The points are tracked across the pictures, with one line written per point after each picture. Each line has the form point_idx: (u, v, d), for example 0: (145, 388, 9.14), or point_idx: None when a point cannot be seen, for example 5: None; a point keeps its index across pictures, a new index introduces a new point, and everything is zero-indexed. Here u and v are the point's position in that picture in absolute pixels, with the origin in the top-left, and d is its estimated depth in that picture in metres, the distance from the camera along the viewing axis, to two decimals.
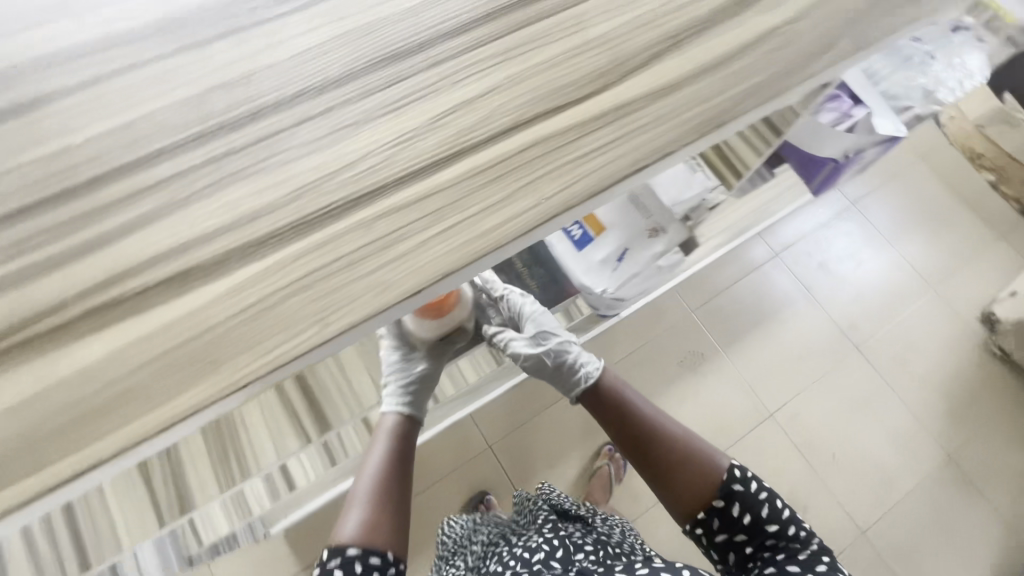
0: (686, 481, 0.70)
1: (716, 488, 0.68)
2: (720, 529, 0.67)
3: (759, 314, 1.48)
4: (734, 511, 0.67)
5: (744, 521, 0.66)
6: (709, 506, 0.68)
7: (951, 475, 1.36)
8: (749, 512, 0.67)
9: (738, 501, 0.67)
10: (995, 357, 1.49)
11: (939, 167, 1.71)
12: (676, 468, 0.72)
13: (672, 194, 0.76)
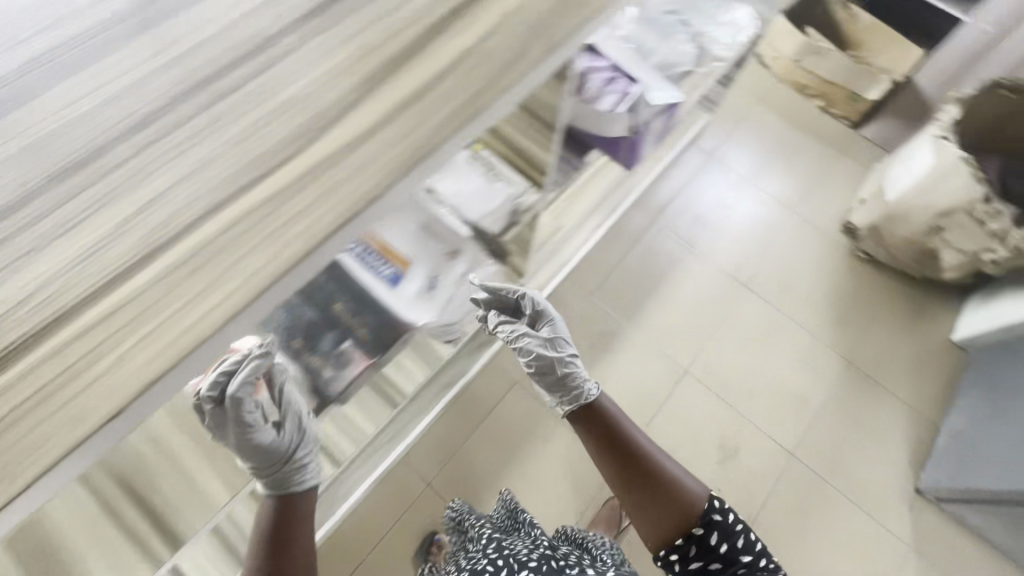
0: (664, 507, 0.72)
1: (695, 518, 0.71)
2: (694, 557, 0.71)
3: (653, 281, 1.55)
4: (711, 540, 0.70)
5: (719, 548, 0.70)
6: (688, 534, 0.71)
7: (852, 378, 1.47)
8: (725, 540, 0.70)
9: (715, 529, 0.71)
10: (863, 261, 1.63)
11: (776, 104, 1.86)
12: (659, 496, 0.72)
13: (478, 208, 0.76)
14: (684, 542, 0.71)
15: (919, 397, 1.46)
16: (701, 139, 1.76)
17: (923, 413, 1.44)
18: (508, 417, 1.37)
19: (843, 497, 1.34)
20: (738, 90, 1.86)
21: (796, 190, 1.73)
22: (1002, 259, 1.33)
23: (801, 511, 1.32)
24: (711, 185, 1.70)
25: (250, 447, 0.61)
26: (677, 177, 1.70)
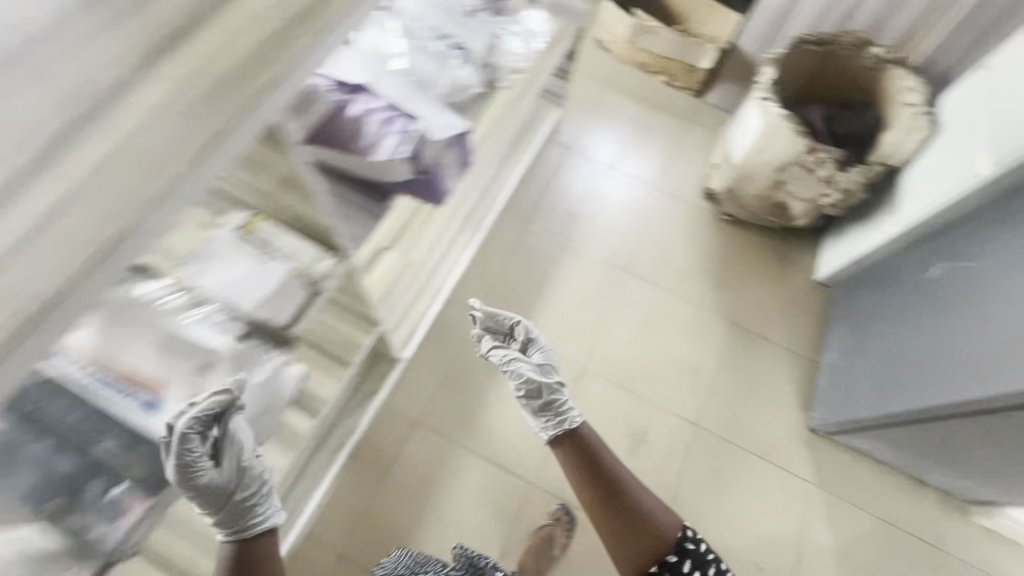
0: (645, 540, 0.95)
1: (672, 546, 0.94)
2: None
3: (535, 286, 1.55)
4: (684, 562, 0.94)
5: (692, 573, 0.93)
6: (664, 561, 0.94)
7: (736, 337, 1.54)
8: (697, 566, 0.93)
9: (689, 558, 0.94)
10: (728, 223, 1.71)
11: (624, 85, 1.91)
12: (641, 530, 0.96)
13: (249, 292, 0.76)
14: (662, 568, 0.94)
15: (798, 340, 1.56)
16: (559, 132, 1.79)
17: (803, 355, 1.54)
18: (414, 460, 1.31)
19: (747, 452, 1.40)
20: (586, 78, 1.91)
21: (657, 165, 1.79)
22: (838, 200, 1.43)
23: (711, 476, 1.36)
24: (575, 176, 1.73)
25: (194, 487, 0.68)
26: (542, 174, 1.72)
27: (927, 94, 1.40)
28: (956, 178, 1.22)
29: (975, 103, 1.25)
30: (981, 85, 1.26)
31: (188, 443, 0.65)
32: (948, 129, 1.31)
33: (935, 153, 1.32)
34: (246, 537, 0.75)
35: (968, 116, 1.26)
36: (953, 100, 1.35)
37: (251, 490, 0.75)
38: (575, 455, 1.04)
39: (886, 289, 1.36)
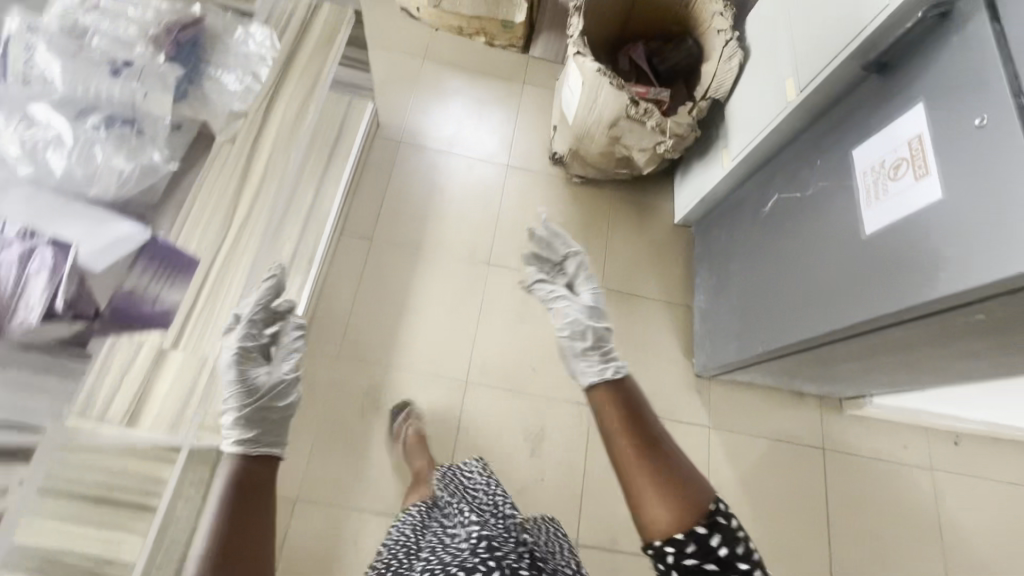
0: (674, 504, 0.73)
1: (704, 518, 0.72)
2: (691, 553, 0.72)
3: (397, 305, 1.42)
4: (716, 539, 0.72)
5: (716, 549, 0.71)
6: (692, 530, 0.72)
7: (611, 302, 1.52)
8: (722, 542, 0.72)
9: (717, 531, 0.72)
10: (581, 185, 1.65)
11: (444, 55, 1.74)
12: (677, 495, 0.74)
13: None
14: (691, 541, 0.72)
15: (670, 288, 1.56)
16: (384, 124, 1.61)
17: (678, 302, 1.55)
18: (307, 539, 1.19)
19: None
20: (401, 54, 1.71)
21: (499, 137, 1.67)
22: (673, 146, 1.39)
23: None
24: (415, 170, 1.58)
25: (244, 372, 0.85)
26: (376, 177, 1.55)
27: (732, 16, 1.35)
28: (769, 106, 1.19)
29: (775, 23, 1.22)
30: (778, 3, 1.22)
31: (254, 327, 0.89)
32: (757, 52, 1.28)
33: (750, 80, 1.28)
34: (259, 451, 0.77)
35: (771, 38, 1.23)
36: (756, 21, 1.31)
37: (284, 402, 0.86)
38: (616, 399, 0.84)
39: (734, 225, 1.36)
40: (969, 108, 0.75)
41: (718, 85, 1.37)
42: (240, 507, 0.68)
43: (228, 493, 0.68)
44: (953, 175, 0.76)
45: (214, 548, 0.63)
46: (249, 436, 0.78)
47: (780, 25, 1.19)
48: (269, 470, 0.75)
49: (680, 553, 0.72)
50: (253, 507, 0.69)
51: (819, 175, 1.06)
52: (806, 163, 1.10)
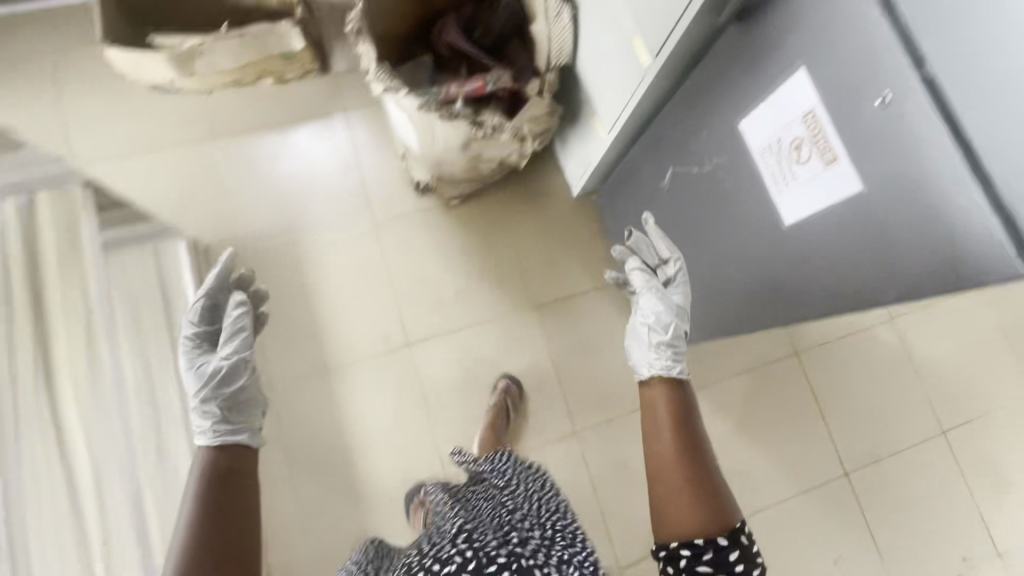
0: (702, 510, 0.78)
1: (722, 529, 0.77)
2: (707, 560, 0.75)
3: (336, 438, 1.27)
4: (732, 555, 0.76)
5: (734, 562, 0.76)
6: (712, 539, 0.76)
7: (548, 316, 1.40)
8: (742, 559, 0.76)
9: (739, 547, 0.76)
10: (463, 203, 1.42)
11: (236, 122, 1.41)
12: (704, 508, 0.78)
13: None
14: (709, 548, 0.75)
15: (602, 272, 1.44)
16: (214, 245, 1.32)
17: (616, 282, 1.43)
18: None
19: (630, 413, 1.36)
20: (184, 144, 1.37)
21: (350, 191, 1.41)
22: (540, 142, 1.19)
23: (615, 461, 1.33)
24: (279, 280, 1.34)
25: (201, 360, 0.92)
26: None
27: None
28: (625, 71, 0.99)
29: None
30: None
31: (197, 316, 0.96)
32: (588, 2, 1.05)
33: (592, 38, 1.07)
34: (227, 439, 0.80)
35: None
36: None
37: (238, 387, 0.89)
38: (672, 395, 0.90)
39: (638, 197, 1.21)
40: (864, 79, 0.61)
41: (559, 51, 1.14)
42: (227, 503, 0.72)
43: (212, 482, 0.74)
44: (868, 160, 0.64)
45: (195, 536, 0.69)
46: (208, 420, 0.82)
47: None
48: (239, 454, 0.80)
49: (695, 556, 0.76)
50: (232, 514, 0.72)
51: (710, 147, 0.91)
52: (692, 134, 0.94)
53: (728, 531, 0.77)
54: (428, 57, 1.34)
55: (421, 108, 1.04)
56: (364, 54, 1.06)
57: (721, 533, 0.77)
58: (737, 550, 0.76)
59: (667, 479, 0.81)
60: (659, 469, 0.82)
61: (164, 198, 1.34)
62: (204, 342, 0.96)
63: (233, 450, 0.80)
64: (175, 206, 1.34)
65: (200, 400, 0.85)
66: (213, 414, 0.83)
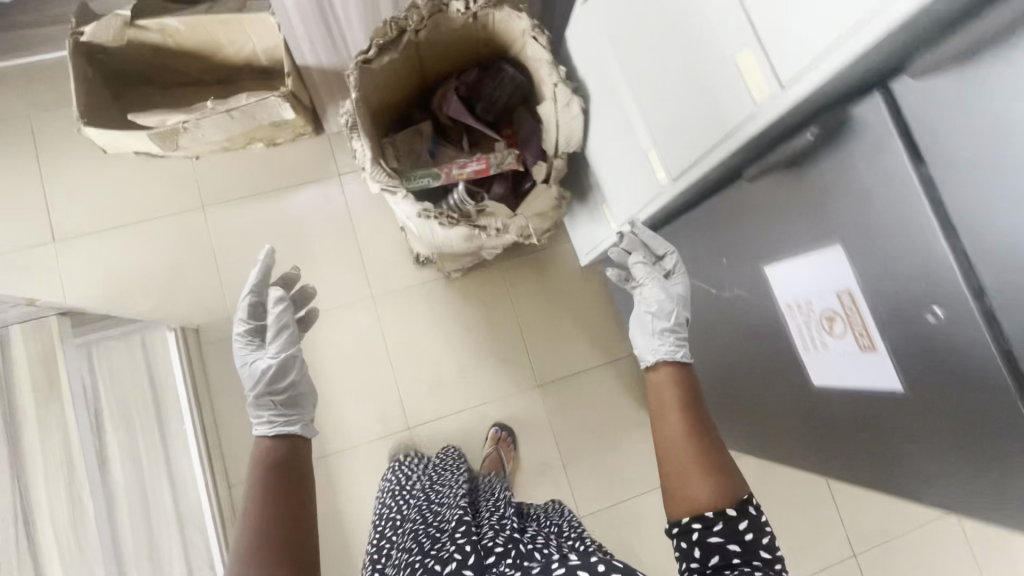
0: (709, 487, 0.70)
1: (732, 502, 0.69)
2: (719, 530, 0.67)
3: (335, 526, 1.23)
4: (743, 525, 0.67)
5: (745, 536, 0.68)
6: (723, 513, 0.68)
7: (552, 394, 1.36)
8: (752, 530, 0.68)
9: (749, 518, 0.68)
10: (464, 275, 1.37)
11: (227, 188, 1.33)
12: (712, 479, 0.70)
13: None
14: (718, 519, 0.68)
15: (609, 347, 1.39)
16: (205, 324, 1.27)
17: (622, 357, 1.39)
18: None
19: (635, 497, 1.33)
20: (170, 215, 1.30)
21: (347, 261, 1.35)
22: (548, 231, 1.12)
23: (619, 546, 1.30)
24: None
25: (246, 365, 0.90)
26: (233, 393, 1.25)
27: (548, 43, 1.00)
28: (640, 179, 0.92)
29: (613, 65, 0.90)
30: (604, 32, 0.89)
31: (253, 314, 0.96)
32: (602, 97, 0.97)
33: (606, 133, 0.99)
34: (281, 435, 0.79)
35: (615, 85, 0.92)
36: (584, 49, 0.97)
37: (289, 383, 0.87)
38: (678, 378, 0.80)
39: None
40: (915, 288, 0.54)
41: (568, 138, 1.06)
42: (286, 500, 0.70)
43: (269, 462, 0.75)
44: (909, 364, 0.58)
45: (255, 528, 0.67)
46: (263, 415, 0.83)
47: (622, 72, 0.88)
48: (294, 445, 0.80)
49: (706, 528, 0.68)
50: (297, 481, 0.74)
51: (729, 276, 0.85)
52: (711, 256, 0.88)
53: (739, 501, 0.69)
54: (431, 126, 1.26)
55: (420, 216, 0.96)
56: (360, 150, 0.98)
57: (732, 505, 0.69)
58: (751, 520, 0.68)
59: (670, 459, 0.73)
60: (664, 453, 0.74)
61: (151, 273, 1.27)
62: (255, 338, 0.94)
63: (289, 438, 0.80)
64: (163, 280, 1.27)
65: (258, 390, 0.86)
66: (270, 403, 0.85)
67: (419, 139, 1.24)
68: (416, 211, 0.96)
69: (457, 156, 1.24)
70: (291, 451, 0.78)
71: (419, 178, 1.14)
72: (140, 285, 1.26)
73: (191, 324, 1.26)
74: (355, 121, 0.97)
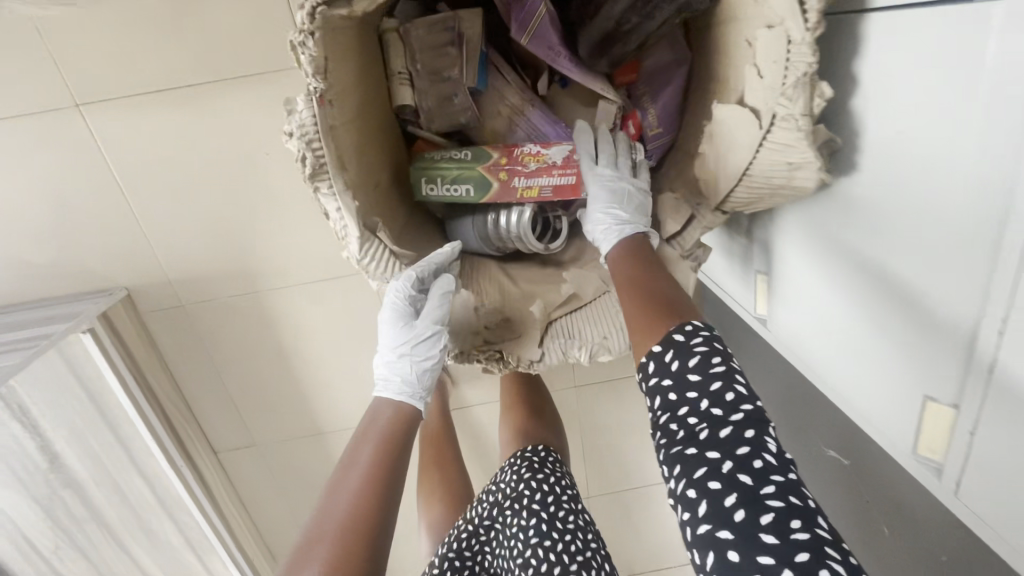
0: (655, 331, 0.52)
1: (662, 336, 0.50)
2: (654, 370, 0.50)
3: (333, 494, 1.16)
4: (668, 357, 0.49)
5: (672, 368, 0.48)
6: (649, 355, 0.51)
7: (589, 394, 1.14)
8: (676, 358, 0.49)
9: (670, 347, 0.49)
10: None
11: (114, 73, 0.76)
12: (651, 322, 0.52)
13: None
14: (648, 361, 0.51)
15: None
16: (137, 288, 0.89)
17: None
18: None
19: (647, 485, 1.26)
20: (27, 118, 0.77)
21: None
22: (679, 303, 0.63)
23: (622, 528, 1.30)
24: (239, 338, 0.96)
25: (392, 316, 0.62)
26: (198, 373, 0.98)
27: (820, 22, 0.40)
28: (875, 389, 0.50)
29: (963, 211, 0.37)
30: (1011, 136, 0.33)
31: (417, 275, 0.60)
32: (874, 205, 0.45)
33: (848, 261, 0.49)
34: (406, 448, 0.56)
35: (938, 236, 0.40)
36: (907, 89, 0.39)
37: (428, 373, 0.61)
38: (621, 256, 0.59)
39: (764, 391, 0.79)
40: None
41: (752, 202, 0.54)
42: (381, 485, 0.51)
43: (380, 436, 0.55)
44: None
45: (347, 491, 0.50)
46: (397, 375, 0.60)
47: (984, 252, 0.36)
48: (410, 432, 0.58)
49: (646, 376, 0.51)
50: (395, 471, 0.53)
51: (927, 561, 0.56)
52: (920, 524, 0.55)
53: (668, 332, 0.50)
54: (477, 31, 0.64)
55: (455, 357, 0.63)
56: (337, 219, 0.48)
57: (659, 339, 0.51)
58: (678, 347, 0.49)
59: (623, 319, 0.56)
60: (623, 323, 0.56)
61: (31, 211, 0.82)
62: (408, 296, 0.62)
63: (401, 405, 0.59)
64: (52, 223, 0.84)
65: (405, 350, 0.60)
66: (418, 370, 0.61)
67: (454, 66, 0.63)
68: (448, 350, 0.63)
69: (525, 111, 0.68)
70: (405, 424, 0.57)
71: (449, 186, 0.64)
72: (18, 228, 0.83)
73: (116, 287, 0.89)
74: (324, 160, 0.45)
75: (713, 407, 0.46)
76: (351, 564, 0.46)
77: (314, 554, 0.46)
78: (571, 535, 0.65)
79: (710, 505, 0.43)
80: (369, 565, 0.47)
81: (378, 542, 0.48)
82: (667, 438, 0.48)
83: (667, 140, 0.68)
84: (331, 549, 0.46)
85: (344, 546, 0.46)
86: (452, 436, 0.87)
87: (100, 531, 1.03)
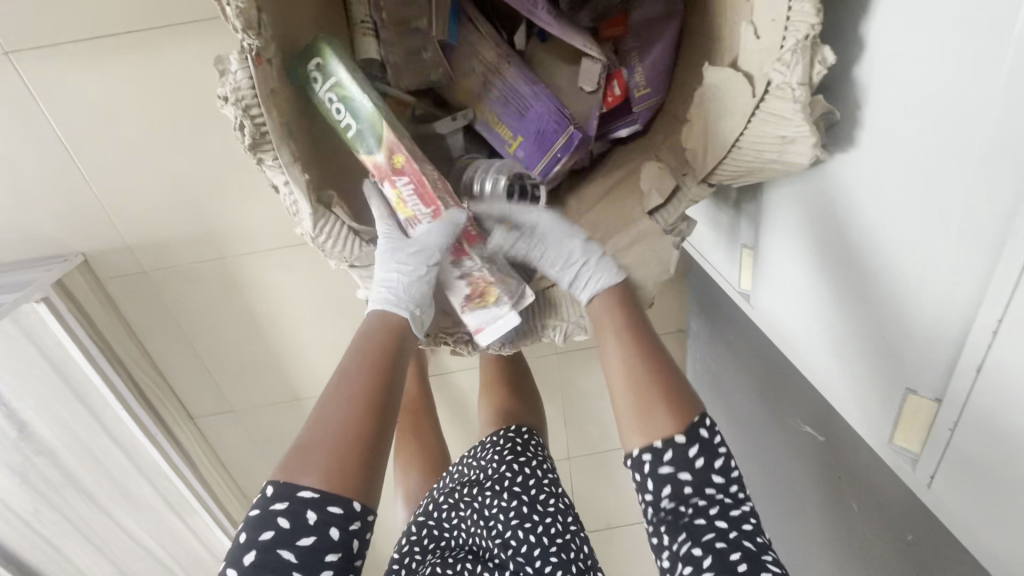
0: (676, 415, 0.50)
1: (686, 427, 0.50)
2: (670, 459, 0.49)
3: None
4: (692, 451, 0.49)
5: (698, 464, 0.49)
6: (674, 441, 0.49)
7: (571, 360, 1.13)
8: (704, 455, 0.49)
9: (698, 442, 0.49)
10: None
11: (43, 16, 0.68)
12: (672, 404, 0.51)
13: None
14: (668, 447, 0.49)
15: None
16: (95, 254, 0.84)
17: None
18: None
19: None
20: None
21: None
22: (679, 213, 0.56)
23: (603, 487, 1.33)
24: (208, 306, 0.92)
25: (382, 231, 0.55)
26: (168, 341, 0.95)
27: None
28: (852, 377, 0.48)
29: (961, 205, 0.34)
30: None
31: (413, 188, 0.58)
32: (868, 188, 0.41)
33: (836, 248, 0.46)
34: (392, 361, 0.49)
35: (935, 228, 0.37)
36: (920, 60, 0.35)
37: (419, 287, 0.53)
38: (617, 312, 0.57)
39: (745, 364, 0.79)
40: None
41: (740, 175, 0.49)
42: (376, 396, 0.47)
43: (376, 345, 0.50)
44: None
45: (338, 407, 0.46)
46: (386, 288, 0.53)
47: (983, 253, 0.34)
48: (400, 345, 0.51)
49: (656, 460, 0.49)
50: (391, 383, 0.48)
51: (888, 533, 0.57)
52: (889, 505, 0.56)
53: (692, 425, 0.50)
54: None
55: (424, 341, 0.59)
56: (286, 192, 0.44)
57: (682, 431, 0.50)
58: (703, 443, 0.50)
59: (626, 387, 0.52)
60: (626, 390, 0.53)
61: None
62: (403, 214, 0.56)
63: (389, 317, 0.52)
64: None
65: (395, 260, 0.53)
66: (410, 282, 0.53)
67: (422, 16, 0.58)
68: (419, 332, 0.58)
69: (501, 66, 0.63)
70: (400, 337, 0.52)
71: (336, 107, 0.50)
72: None
73: (72, 253, 0.84)
74: (265, 129, 0.40)
75: (722, 497, 0.49)
76: (346, 480, 0.43)
77: (308, 462, 0.43)
78: (551, 517, 0.65)
79: (716, 561, 0.46)
80: (364, 483, 0.43)
81: (373, 454, 0.45)
82: (672, 515, 0.49)
83: (656, 102, 0.63)
84: (326, 456, 0.43)
85: (339, 460, 0.43)
86: (429, 403, 0.85)
87: (79, 496, 1.02)
